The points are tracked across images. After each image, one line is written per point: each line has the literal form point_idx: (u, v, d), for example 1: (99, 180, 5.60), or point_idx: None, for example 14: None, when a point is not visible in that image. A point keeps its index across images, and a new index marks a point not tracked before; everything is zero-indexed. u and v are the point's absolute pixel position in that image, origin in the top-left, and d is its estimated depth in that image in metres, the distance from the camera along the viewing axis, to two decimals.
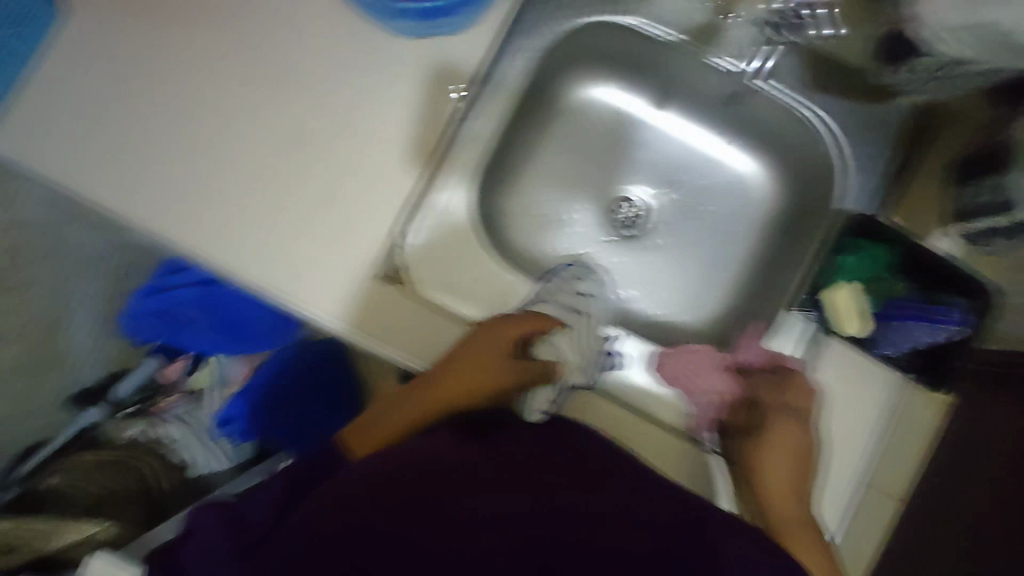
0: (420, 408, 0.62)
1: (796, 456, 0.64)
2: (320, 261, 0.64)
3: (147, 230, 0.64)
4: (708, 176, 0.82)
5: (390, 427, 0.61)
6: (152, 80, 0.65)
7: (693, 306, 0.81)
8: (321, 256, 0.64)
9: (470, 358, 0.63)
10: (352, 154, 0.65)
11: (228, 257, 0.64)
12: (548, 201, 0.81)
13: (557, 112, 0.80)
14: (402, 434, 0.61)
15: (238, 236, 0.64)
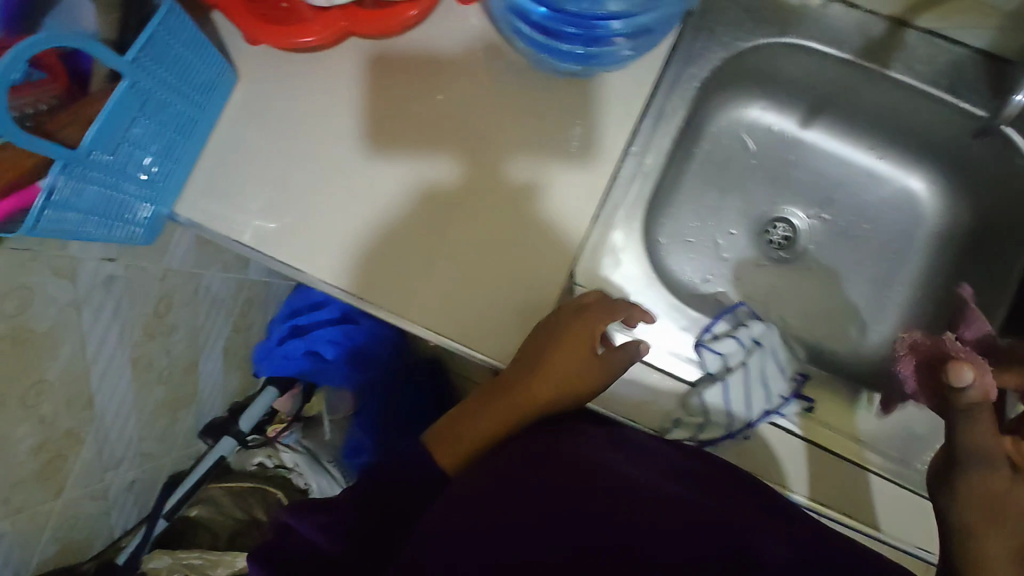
0: (502, 415, 0.58)
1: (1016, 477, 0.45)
2: (494, 306, 0.62)
3: (321, 281, 0.64)
4: (868, 192, 0.78)
5: (478, 433, 0.58)
6: (321, 134, 0.66)
7: (860, 332, 0.76)
8: (496, 301, 0.62)
9: (543, 364, 0.57)
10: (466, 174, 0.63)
11: (400, 306, 0.63)
12: (698, 226, 0.79)
13: (706, 135, 0.78)
14: (487, 444, 0.58)
15: (409, 286, 0.63)
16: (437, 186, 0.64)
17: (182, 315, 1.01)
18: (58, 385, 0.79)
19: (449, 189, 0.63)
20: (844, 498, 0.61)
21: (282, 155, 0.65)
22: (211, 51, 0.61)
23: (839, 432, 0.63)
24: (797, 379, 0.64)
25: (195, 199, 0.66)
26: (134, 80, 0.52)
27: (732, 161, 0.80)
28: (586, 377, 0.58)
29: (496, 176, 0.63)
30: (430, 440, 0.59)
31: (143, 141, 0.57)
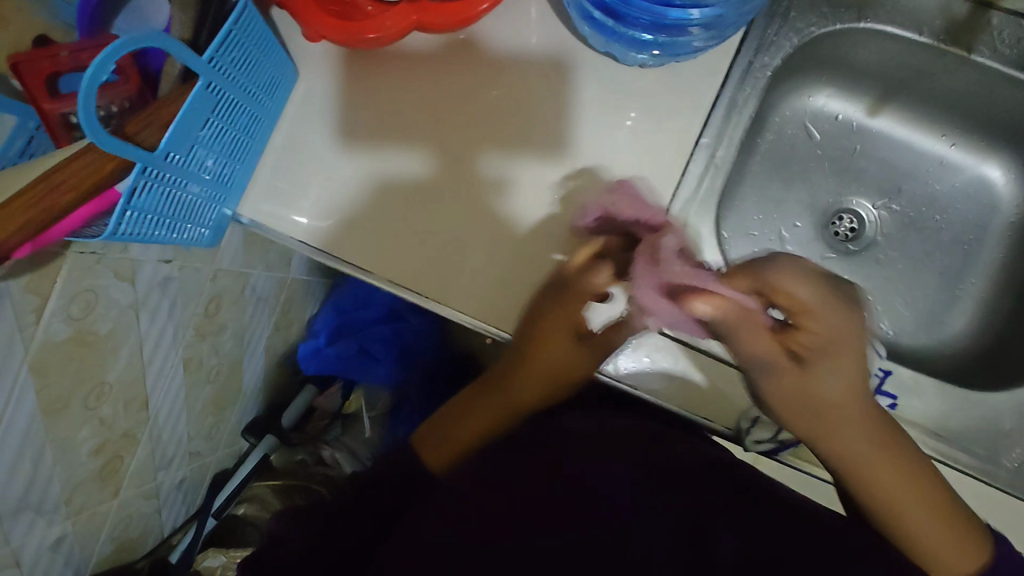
0: (487, 418, 0.60)
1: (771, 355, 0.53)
2: None
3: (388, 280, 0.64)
4: (936, 181, 0.76)
5: (462, 435, 0.60)
6: (386, 131, 0.65)
7: (933, 325, 0.74)
8: None
9: (529, 364, 0.59)
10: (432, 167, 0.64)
11: (471, 303, 0.63)
12: (762, 218, 0.77)
13: (772, 124, 0.76)
14: (473, 444, 0.60)
15: (480, 282, 0.63)
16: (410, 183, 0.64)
17: (231, 315, 1.01)
18: (118, 386, 0.79)
19: (400, 184, 0.64)
20: None
21: (349, 154, 0.65)
22: (277, 50, 0.61)
23: (924, 430, 0.61)
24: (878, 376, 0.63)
25: (260, 201, 0.65)
26: (209, 82, 0.51)
27: (795, 151, 0.78)
28: (575, 365, 0.59)
29: (467, 171, 0.64)
30: (416, 441, 0.60)
31: (214, 142, 0.57)
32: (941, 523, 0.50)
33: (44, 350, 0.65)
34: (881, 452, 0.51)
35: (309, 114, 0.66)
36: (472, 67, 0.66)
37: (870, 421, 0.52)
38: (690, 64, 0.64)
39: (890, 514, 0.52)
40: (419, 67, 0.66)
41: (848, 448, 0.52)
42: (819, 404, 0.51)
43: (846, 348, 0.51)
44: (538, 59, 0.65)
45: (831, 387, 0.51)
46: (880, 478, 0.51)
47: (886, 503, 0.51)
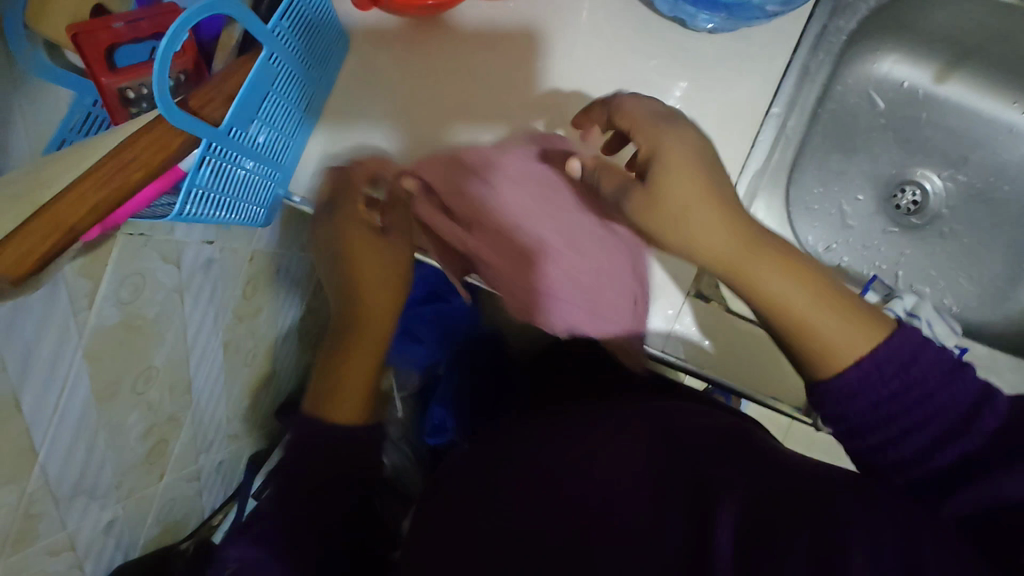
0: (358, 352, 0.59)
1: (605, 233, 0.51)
2: None
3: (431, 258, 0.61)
4: (1006, 149, 0.73)
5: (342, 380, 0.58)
6: (446, 104, 0.63)
7: (1001, 299, 0.73)
8: None
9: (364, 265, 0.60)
10: (403, 140, 0.63)
11: None
12: (821, 192, 0.75)
13: (834, 92, 0.73)
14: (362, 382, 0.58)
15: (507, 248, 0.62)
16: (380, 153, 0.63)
17: (266, 296, 0.99)
18: (164, 370, 0.78)
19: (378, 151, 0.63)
20: None
21: (409, 129, 0.63)
22: (327, 18, 0.58)
23: None
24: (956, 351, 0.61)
25: (316, 180, 0.64)
26: (270, 50, 0.49)
27: (856, 120, 0.75)
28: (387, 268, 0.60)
29: (438, 142, 0.63)
30: (317, 404, 0.58)
31: (272, 116, 0.55)
32: (844, 319, 0.40)
33: (96, 335, 0.64)
34: (754, 254, 0.41)
35: (367, 89, 0.64)
36: (530, 36, 0.63)
37: (735, 218, 0.41)
38: (762, 29, 0.61)
39: (802, 342, 0.40)
40: (477, 37, 0.64)
41: (794, 300, 0.40)
42: (671, 234, 0.42)
43: (678, 142, 0.42)
44: (599, 27, 0.63)
45: (685, 192, 0.41)
46: (778, 295, 0.40)
47: (813, 345, 0.40)
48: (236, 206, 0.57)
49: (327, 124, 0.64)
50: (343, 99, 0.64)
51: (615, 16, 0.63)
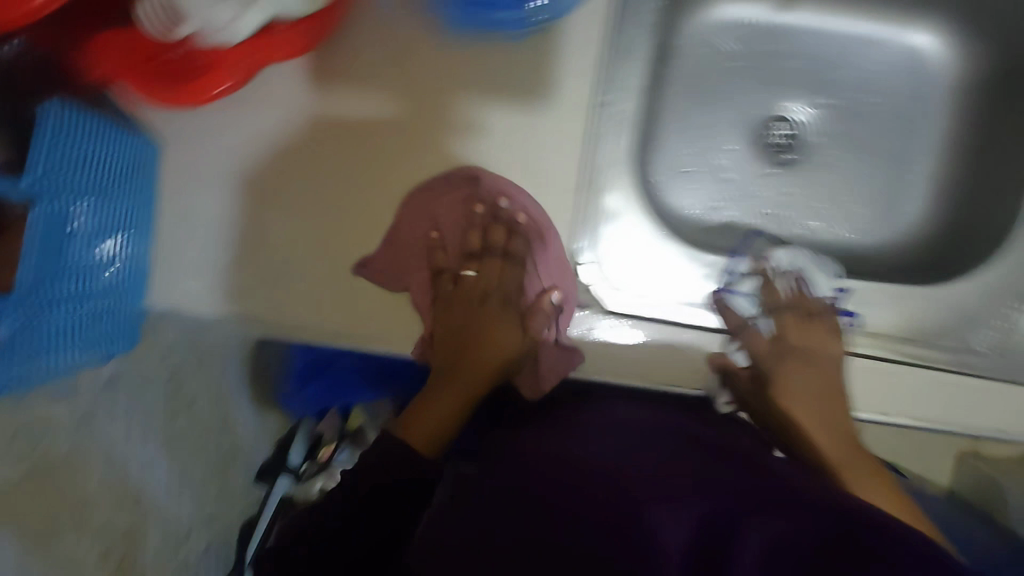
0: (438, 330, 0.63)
1: (821, 391, 0.56)
2: None
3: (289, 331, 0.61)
4: (866, 61, 0.70)
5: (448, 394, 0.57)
6: (272, 180, 0.59)
7: (892, 216, 0.71)
8: None
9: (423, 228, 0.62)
10: (402, 115, 0.58)
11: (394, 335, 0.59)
12: (690, 153, 0.73)
13: (678, 50, 0.70)
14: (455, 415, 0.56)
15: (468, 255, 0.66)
16: (358, 149, 0.58)
17: (200, 382, 0.98)
18: (102, 497, 0.78)
19: (349, 121, 0.58)
20: None
21: (250, 214, 0.60)
22: (115, 130, 0.54)
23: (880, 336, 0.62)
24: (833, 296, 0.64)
25: (179, 285, 0.62)
26: (50, 199, 0.48)
27: (709, 71, 0.72)
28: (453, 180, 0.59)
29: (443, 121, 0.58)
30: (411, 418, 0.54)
31: (95, 249, 0.54)
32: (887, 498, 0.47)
33: (6, 497, 0.64)
34: (825, 431, 0.53)
35: (194, 182, 0.60)
36: (448, 97, 0.57)
37: (824, 406, 0.55)
38: (569, 16, 0.57)
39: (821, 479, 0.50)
40: (284, 96, 0.58)
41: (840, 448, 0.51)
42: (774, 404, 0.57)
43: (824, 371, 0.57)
44: (401, 51, 0.57)
45: (796, 402, 0.55)
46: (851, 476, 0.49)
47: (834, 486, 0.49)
48: (108, 338, 0.57)
49: (236, 205, 0.60)
50: (249, 173, 0.59)
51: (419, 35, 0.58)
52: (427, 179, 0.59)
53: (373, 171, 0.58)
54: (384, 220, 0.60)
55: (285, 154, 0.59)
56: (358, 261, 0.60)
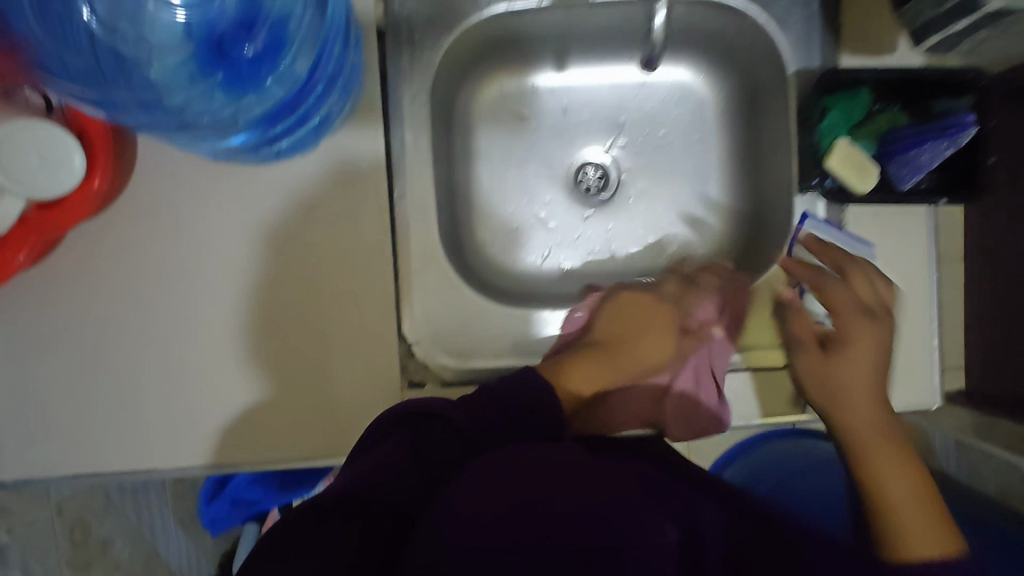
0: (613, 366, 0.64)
1: (872, 381, 0.56)
2: (323, 406, 0.61)
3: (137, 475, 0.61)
4: (645, 99, 0.77)
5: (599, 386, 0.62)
6: (93, 334, 0.61)
7: (703, 230, 0.77)
8: (328, 401, 0.61)
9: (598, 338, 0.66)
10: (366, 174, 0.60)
11: (239, 454, 0.61)
12: (513, 213, 0.77)
13: (476, 123, 0.75)
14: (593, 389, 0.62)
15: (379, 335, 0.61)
16: (315, 203, 0.60)
17: (115, 525, 0.97)
18: None
19: (318, 177, 0.59)
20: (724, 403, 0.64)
21: (78, 373, 0.61)
22: None
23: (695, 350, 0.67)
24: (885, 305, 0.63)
25: (24, 455, 0.61)
26: None
27: (511, 136, 0.77)
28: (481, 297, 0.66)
29: (374, 190, 0.60)
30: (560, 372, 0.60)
31: None
32: (931, 520, 0.48)
33: None
34: (893, 460, 0.52)
35: (18, 355, 0.60)
36: (318, 199, 0.60)
37: (879, 389, 0.56)
38: (341, 130, 0.59)
39: (880, 514, 0.50)
40: (92, 250, 0.60)
41: (902, 467, 0.52)
42: (831, 381, 0.57)
43: (865, 339, 0.57)
44: (189, 190, 0.60)
45: (849, 371, 0.57)
46: (886, 495, 0.50)
47: (892, 513, 0.49)
48: None
49: (176, 275, 0.60)
50: (119, 298, 0.60)
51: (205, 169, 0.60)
52: (357, 231, 0.60)
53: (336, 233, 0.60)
54: (368, 273, 0.61)
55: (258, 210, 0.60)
56: (318, 324, 0.60)
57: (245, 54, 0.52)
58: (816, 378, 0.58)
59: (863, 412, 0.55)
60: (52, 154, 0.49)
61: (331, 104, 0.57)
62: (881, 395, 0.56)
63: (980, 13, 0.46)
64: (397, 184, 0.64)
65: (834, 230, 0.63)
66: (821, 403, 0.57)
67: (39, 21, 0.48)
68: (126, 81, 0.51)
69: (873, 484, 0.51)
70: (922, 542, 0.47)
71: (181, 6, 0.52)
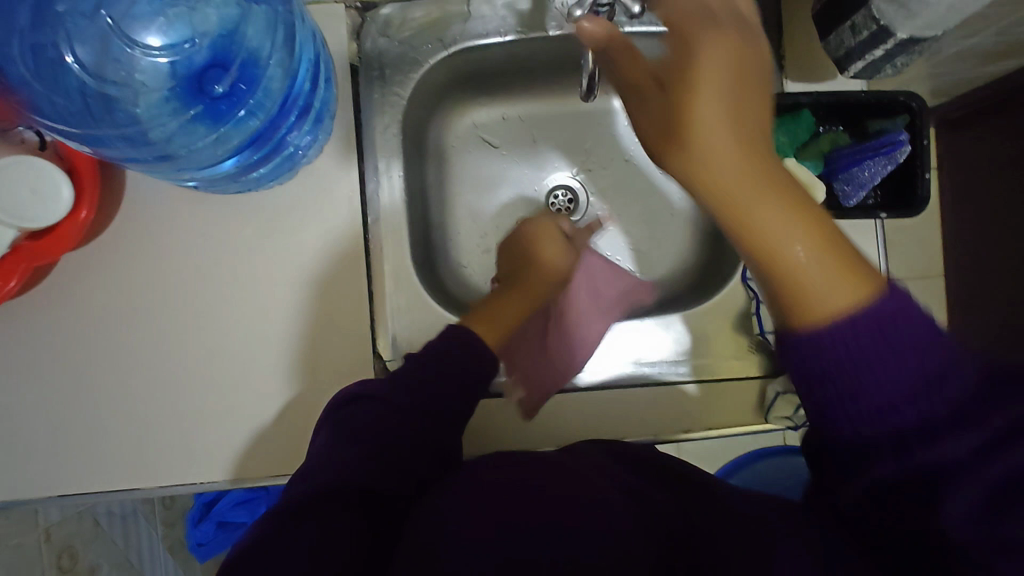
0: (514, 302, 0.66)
1: (738, 105, 0.40)
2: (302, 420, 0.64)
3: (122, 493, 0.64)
4: (609, 125, 0.81)
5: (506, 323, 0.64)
6: (80, 358, 0.64)
7: (668, 248, 0.80)
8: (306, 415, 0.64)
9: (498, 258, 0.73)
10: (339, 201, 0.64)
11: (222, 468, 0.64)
12: (485, 235, 0.80)
13: (449, 150, 0.79)
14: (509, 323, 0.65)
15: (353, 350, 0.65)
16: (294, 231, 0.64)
17: (103, 551, 0.98)
18: None
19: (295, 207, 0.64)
20: (687, 412, 0.67)
21: (64, 394, 0.63)
22: None
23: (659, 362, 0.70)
24: None
25: (11, 476, 0.63)
26: None
27: (482, 162, 0.80)
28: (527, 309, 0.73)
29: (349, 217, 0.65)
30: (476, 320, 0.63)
31: None
32: (836, 274, 0.38)
33: None
34: (797, 232, 0.39)
35: (7, 378, 0.63)
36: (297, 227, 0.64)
37: (755, 133, 0.40)
38: (317, 159, 0.64)
39: (787, 300, 0.40)
40: (80, 277, 0.64)
41: (794, 228, 0.39)
42: (697, 172, 0.41)
43: (744, 62, 0.42)
44: (174, 219, 0.64)
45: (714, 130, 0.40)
46: (767, 229, 0.39)
47: (782, 262, 0.39)
48: None
49: (161, 299, 0.64)
50: (106, 322, 0.64)
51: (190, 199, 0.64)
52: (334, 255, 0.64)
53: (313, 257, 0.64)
54: (341, 296, 0.65)
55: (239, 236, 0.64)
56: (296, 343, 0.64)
57: (221, 90, 0.55)
58: (695, 168, 0.41)
59: (714, 117, 0.40)
60: (42, 189, 0.54)
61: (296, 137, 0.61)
62: (766, 119, 0.42)
63: (892, 41, 0.50)
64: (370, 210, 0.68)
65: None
66: (712, 170, 0.40)
67: (31, 69, 0.51)
68: (111, 118, 0.54)
69: (766, 254, 0.40)
70: (837, 292, 0.38)
71: (161, 50, 0.55)
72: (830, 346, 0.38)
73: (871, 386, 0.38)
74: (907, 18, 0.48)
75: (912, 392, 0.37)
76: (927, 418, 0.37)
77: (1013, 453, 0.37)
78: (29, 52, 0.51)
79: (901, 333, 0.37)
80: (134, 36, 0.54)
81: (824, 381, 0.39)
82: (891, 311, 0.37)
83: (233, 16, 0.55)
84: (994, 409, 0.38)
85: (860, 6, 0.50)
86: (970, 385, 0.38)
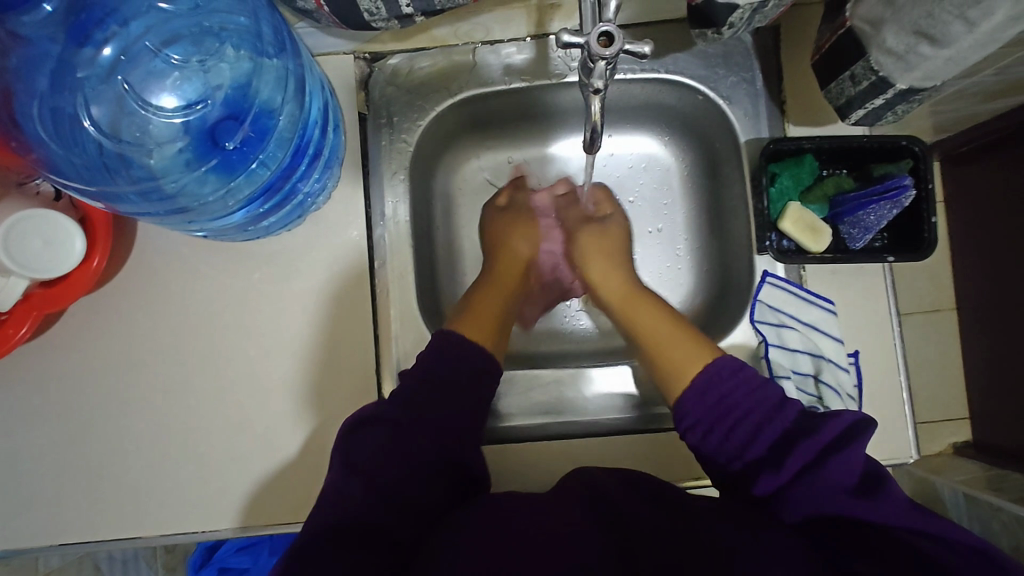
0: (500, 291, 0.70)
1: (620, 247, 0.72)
2: (306, 464, 0.63)
3: (126, 540, 0.63)
4: (613, 168, 0.80)
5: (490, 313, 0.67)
6: (90, 402, 0.64)
7: (673, 289, 0.79)
8: (310, 459, 0.63)
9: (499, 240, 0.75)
10: (348, 245, 0.66)
11: (227, 512, 0.63)
12: None
13: (455, 192, 0.80)
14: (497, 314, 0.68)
15: (358, 394, 0.64)
16: (302, 277, 0.65)
17: None
18: None
19: (303, 251, 0.65)
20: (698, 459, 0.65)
21: (71, 443, 0.63)
22: None
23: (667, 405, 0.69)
24: (851, 360, 0.65)
25: (14, 526, 0.63)
26: None
27: (488, 204, 0.80)
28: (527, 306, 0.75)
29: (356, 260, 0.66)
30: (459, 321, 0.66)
31: None
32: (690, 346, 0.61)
33: None
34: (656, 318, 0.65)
35: (14, 426, 0.63)
36: (305, 272, 0.65)
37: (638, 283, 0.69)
38: (325, 205, 0.66)
39: (657, 358, 0.62)
40: (92, 321, 0.64)
41: (639, 312, 0.66)
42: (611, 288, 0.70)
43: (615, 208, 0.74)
44: (183, 263, 0.65)
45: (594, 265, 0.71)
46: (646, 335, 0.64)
47: (649, 337, 0.64)
48: None
49: (170, 343, 0.64)
50: (115, 368, 0.64)
51: (201, 245, 0.65)
52: (342, 298, 0.65)
53: (320, 300, 0.65)
54: (345, 341, 0.65)
55: (247, 281, 0.65)
56: (301, 387, 0.64)
57: (232, 144, 0.56)
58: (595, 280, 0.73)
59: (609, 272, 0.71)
60: (56, 237, 0.55)
61: (305, 188, 0.62)
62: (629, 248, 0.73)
63: (893, 90, 0.51)
64: (377, 252, 0.68)
65: (793, 287, 0.66)
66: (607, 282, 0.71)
67: (50, 131, 0.53)
68: (125, 173, 0.55)
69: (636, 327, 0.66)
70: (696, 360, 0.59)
71: (175, 109, 0.57)
72: (704, 401, 0.56)
73: (726, 424, 0.54)
74: (905, 72, 0.48)
75: (757, 426, 0.53)
76: (773, 443, 0.51)
77: (837, 458, 0.48)
78: (48, 114, 0.53)
79: (733, 391, 0.55)
80: (148, 96, 0.56)
81: (710, 427, 0.55)
82: (726, 375, 0.56)
83: (245, 71, 0.56)
84: (823, 423, 0.50)
85: (859, 57, 0.51)
86: (798, 413, 0.53)
